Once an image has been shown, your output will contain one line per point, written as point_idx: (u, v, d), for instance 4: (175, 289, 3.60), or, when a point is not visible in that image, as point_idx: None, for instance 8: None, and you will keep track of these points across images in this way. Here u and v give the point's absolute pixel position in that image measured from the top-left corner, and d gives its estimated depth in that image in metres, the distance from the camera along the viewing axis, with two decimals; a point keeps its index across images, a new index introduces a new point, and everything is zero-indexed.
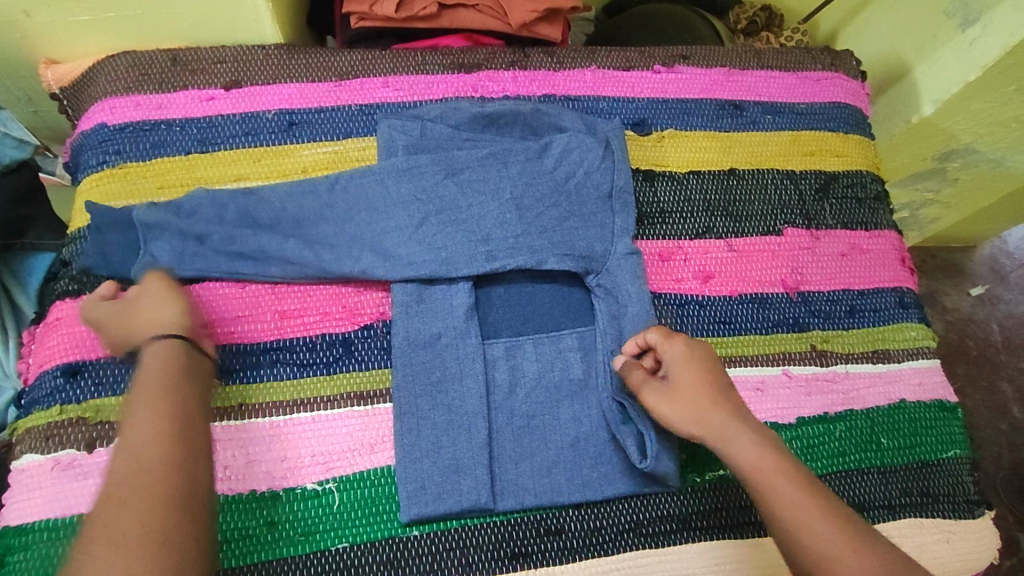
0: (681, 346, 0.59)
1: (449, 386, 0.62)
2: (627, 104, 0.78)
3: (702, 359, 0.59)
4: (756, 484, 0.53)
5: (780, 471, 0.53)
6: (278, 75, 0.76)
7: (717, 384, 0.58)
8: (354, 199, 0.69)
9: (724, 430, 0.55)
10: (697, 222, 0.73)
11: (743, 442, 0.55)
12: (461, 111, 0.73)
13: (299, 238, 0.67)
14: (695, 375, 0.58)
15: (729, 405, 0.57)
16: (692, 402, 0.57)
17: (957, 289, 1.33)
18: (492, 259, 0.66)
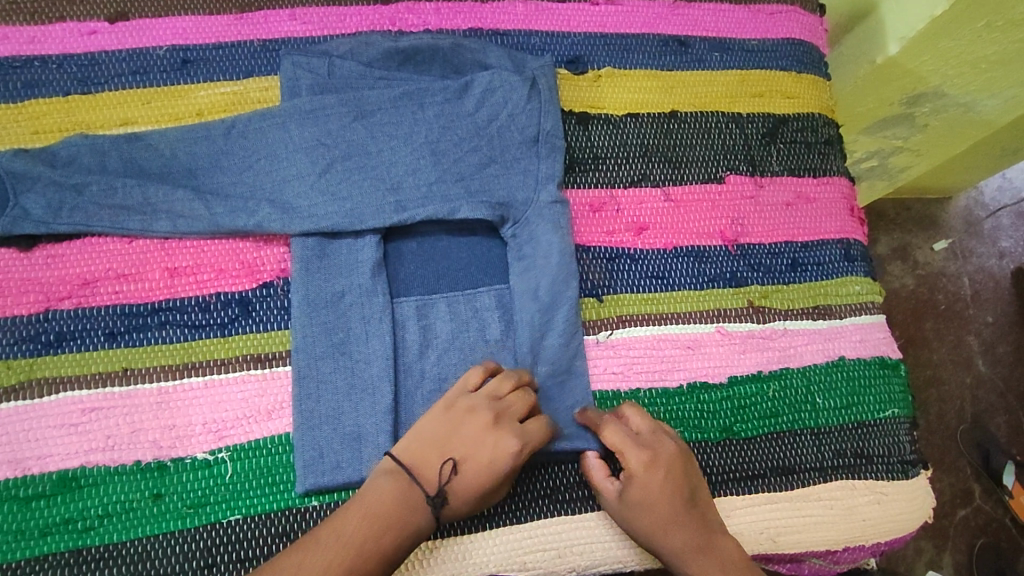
0: (642, 461, 0.56)
1: (353, 347, 0.58)
2: (562, 40, 0.71)
3: (665, 471, 0.56)
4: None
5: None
6: (171, 6, 0.68)
7: (675, 501, 0.55)
8: (253, 145, 0.63)
9: (674, 553, 0.55)
10: (633, 169, 0.68)
11: (693, 563, 0.55)
12: (374, 47, 0.66)
13: (190, 188, 0.61)
14: (650, 492, 0.55)
15: (680, 520, 0.55)
16: (644, 521, 0.55)
17: (927, 242, 1.30)
18: (402, 210, 0.61)
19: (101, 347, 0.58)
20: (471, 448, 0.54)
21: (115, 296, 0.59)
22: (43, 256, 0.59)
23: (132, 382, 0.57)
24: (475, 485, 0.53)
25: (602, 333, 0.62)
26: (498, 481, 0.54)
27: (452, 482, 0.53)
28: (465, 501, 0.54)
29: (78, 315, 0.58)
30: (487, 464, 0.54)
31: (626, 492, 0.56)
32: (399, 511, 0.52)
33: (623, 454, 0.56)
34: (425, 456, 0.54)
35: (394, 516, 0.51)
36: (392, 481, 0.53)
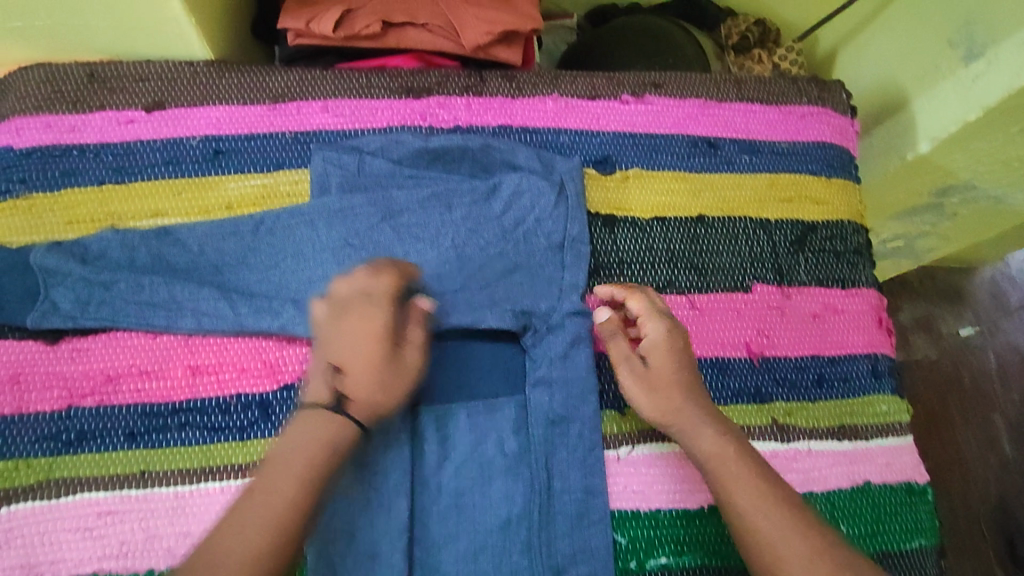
0: (664, 329, 0.60)
1: (371, 458, 0.58)
2: (590, 138, 0.72)
3: (684, 341, 0.60)
4: (714, 469, 0.55)
5: (736, 460, 0.55)
6: (206, 95, 0.69)
7: (690, 374, 0.59)
8: (280, 243, 0.64)
9: (692, 419, 0.57)
10: (659, 275, 0.68)
11: (708, 430, 0.56)
12: (404, 145, 0.67)
13: (217, 286, 0.62)
14: (670, 358, 0.59)
15: (697, 390, 0.59)
16: (668, 385, 0.58)
17: (953, 315, 1.27)
18: (426, 317, 0.61)
19: (121, 448, 0.58)
20: (347, 355, 0.56)
21: (137, 394, 0.59)
22: (68, 350, 0.60)
23: (149, 485, 0.57)
24: (366, 384, 0.55)
25: (622, 448, 0.62)
26: (378, 353, 0.56)
27: (344, 386, 0.55)
28: (359, 395, 0.55)
29: (100, 413, 0.58)
30: (367, 358, 0.55)
31: (649, 362, 0.59)
32: (321, 442, 0.53)
33: (643, 325, 0.60)
34: (312, 384, 0.55)
35: (319, 453, 0.52)
36: (318, 420, 0.53)
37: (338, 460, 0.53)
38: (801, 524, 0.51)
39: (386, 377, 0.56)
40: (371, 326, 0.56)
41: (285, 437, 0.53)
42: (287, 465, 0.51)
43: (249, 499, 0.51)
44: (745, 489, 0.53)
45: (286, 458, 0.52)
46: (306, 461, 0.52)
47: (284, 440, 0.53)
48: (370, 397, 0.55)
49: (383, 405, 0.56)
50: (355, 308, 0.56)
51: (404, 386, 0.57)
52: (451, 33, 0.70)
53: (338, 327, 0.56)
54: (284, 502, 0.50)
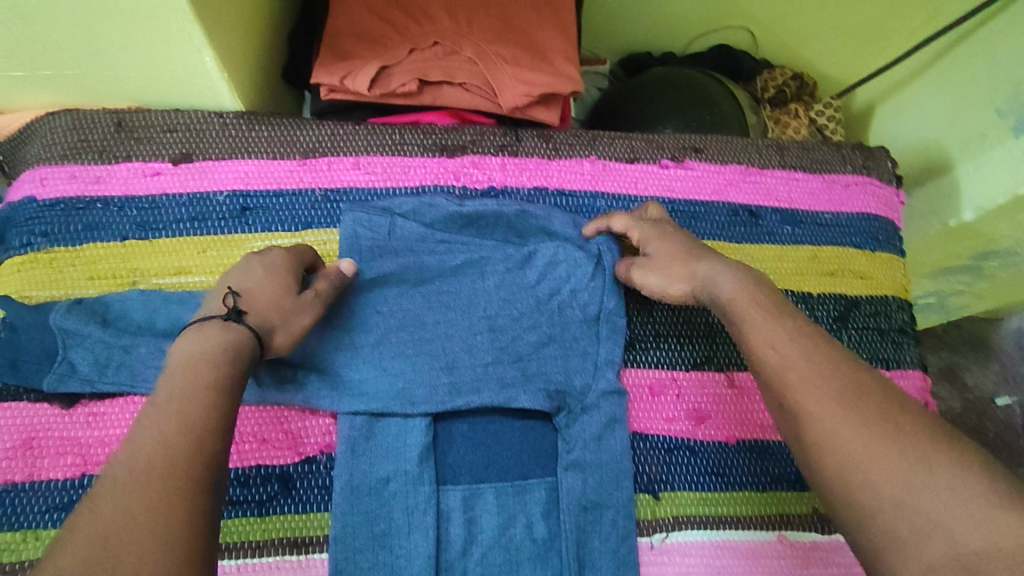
0: (654, 227, 0.61)
1: (394, 541, 0.56)
2: (629, 203, 0.71)
3: (678, 230, 0.61)
4: (737, 309, 0.51)
5: (756, 300, 0.51)
6: (235, 149, 0.67)
7: (692, 243, 0.59)
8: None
9: (703, 278, 0.55)
10: (697, 350, 0.66)
11: (726, 274, 0.54)
12: (437, 209, 0.65)
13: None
14: (670, 241, 0.60)
15: (700, 248, 0.58)
16: (674, 251, 0.58)
17: (981, 365, 1.22)
18: (456, 394, 0.59)
19: None
20: (250, 280, 0.54)
21: None
22: (84, 414, 0.58)
23: None
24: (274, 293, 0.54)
25: (656, 535, 0.59)
26: (285, 289, 0.55)
27: (241, 305, 0.52)
28: (264, 306, 0.53)
29: None
30: (275, 289, 0.54)
31: (652, 250, 0.60)
32: (208, 349, 0.47)
33: (632, 233, 0.63)
34: (204, 307, 0.52)
35: (214, 356, 0.47)
36: (222, 326, 0.49)
37: (235, 363, 0.48)
38: (920, 449, 0.40)
39: (281, 311, 0.54)
40: (277, 277, 0.55)
41: (181, 353, 0.47)
42: (183, 375, 0.46)
43: (140, 433, 0.42)
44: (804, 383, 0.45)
45: (180, 371, 0.46)
46: (209, 364, 0.47)
47: (175, 359, 0.47)
48: (275, 322, 0.53)
49: (274, 331, 0.53)
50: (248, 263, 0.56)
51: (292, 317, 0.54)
52: (488, 92, 0.68)
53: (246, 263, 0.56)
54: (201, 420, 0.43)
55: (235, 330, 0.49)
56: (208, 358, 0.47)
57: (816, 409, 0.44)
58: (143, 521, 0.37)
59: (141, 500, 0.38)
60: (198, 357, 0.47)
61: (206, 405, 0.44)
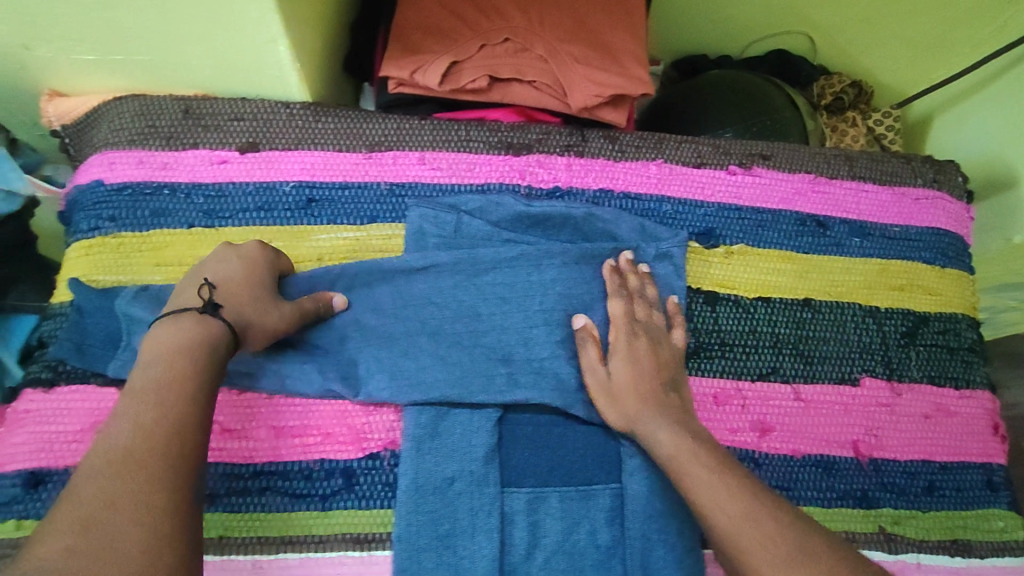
0: (627, 338, 0.62)
1: (458, 542, 0.56)
2: (695, 209, 0.70)
3: (652, 348, 0.62)
4: (671, 468, 0.54)
5: (696, 458, 0.54)
6: (302, 139, 0.66)
7: (651, 388, 0.60)
8: (356, 300, 0.62)
9: (652, 435, 0.57)
10: (763, 360, 0.66)
11: (665, 431, 0.56)
12: (504, 208, 0.65)
13: (291, 344, 0.60)
14: (631, 371, 0.60)
15: (658, 397, 0.59)
16: (629, 392, 0.60)
17: None
18: (513, 385, 0.60)
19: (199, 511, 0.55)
20: (221, 274, 0.54)
21: (218, 453, 0.57)
22: None
23: (225, 552, 0.55)
24: (244, 286, 0.54)
25: None
26: (258, 280, 0.55)
27: (217, 298, 0.52)
28: (239, 300, 0.53)
29: None
30: (244, 280, 0.55)
31: (611, 371, 0.61)
32: (181, 338, 0.48)
33: (613, 336, 0.62)
34: (180, 299, 0.52)
35: (186, 345, 0.48)
36: (197, 318, 0.50)
37: (210, 351, 0.49)
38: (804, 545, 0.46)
39: (256, 304, 0.54)
40: (250, 269, 0.56)
41: (156, 341, 0.49)
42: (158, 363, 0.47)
43: (121, 425, 0.43)
44: (705, 492, 0.51)
45: (157, 358, 0.47)
46: (184, 352, 0.48)
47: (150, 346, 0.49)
48: (249, 313, 0.53)
49: (252, 325, 0.53)
50: (219, 257, 0.56)
51: (268, 309, 0.55)
52: (557, 91, 0.68)
53: (217, 256, 0.56)
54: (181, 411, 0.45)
55: (204, 322, 0.50)
56: (184, 347, 0.48)
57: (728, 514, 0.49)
58: (128, 505, 0.39)
59: (130, 486, 0.40)
60: (167, 344, 0.48)
61: (184, 394, 0.46)
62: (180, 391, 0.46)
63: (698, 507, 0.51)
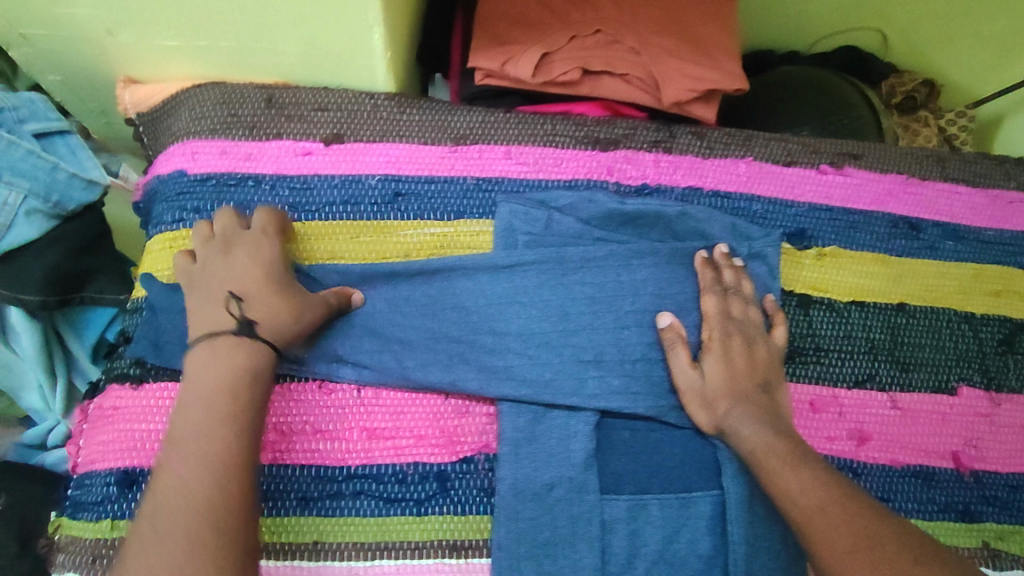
0: (722, 336, 0.59)
1: (559, 550, 0.55)
2: (785, 209, 0.68)
3: (751, 347, 0.59)
4: (755, 463, 0.55)
5: (777, 450, 0.55)
6: (386, 131, 0.65)
7: (748, 386, 0.58)
8: (438, 292, 0.59)
9: (744, 429, 0.56)
10: (859, 367, 0.64)
11: (752, 426, 0.56)
12: (596, 205, 0.63)
13: (373, 334, 0.58)
14: (723, 371, 0.58)
15: (752, 395, 0.58)
16: (724, 391, 0.58)
17: None
18: (595, 388, 0.57)
19: (294, 513, 0.55)
20: (243, 279, 0.53)
21: (310, 455, 0.56)
22: None
23: (321, 557, 0.54)
24: (263, 288, 0.53)
25: None
26: (275, 277, 0.54)
27: (246, 312, 0.52)
28: (263, 307, 0.52)
29: (273, 473, 0.55)
30: (263, 280, 0.53)
31: (706, 370, 0.58)
32: (218, 370, 0.50)
33: (705, 329, 0.60)
34: (209, 315, 0.52)
35: (231, 380, 0.49)
36: (232, 342, 0.51)
37: (253, 384, 0.50)
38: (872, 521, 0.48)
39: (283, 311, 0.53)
40: (266, 264, 0.54)
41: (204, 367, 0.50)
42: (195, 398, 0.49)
43: (172, 471, 0.46)
44: (789, 481, 0.52)
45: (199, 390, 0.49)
46: (219, 385, 0.49)
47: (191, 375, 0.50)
48: (276, 319, 0.52)
49: (287, 332, 0.53)
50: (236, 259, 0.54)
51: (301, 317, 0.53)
52: (649, 85, 0.65)
53: (231, 259, 0.54)
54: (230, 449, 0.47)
55: (240, 345, 0.50)
56: (218, 379, 0.49)
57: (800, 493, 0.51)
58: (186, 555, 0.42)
59: (182, 539, 0.43)
60: (196, 381, 0.49)
61: (220, 431, 0.47)
62: (215, 428, 0.47)
63: (777, 492, 0.52)
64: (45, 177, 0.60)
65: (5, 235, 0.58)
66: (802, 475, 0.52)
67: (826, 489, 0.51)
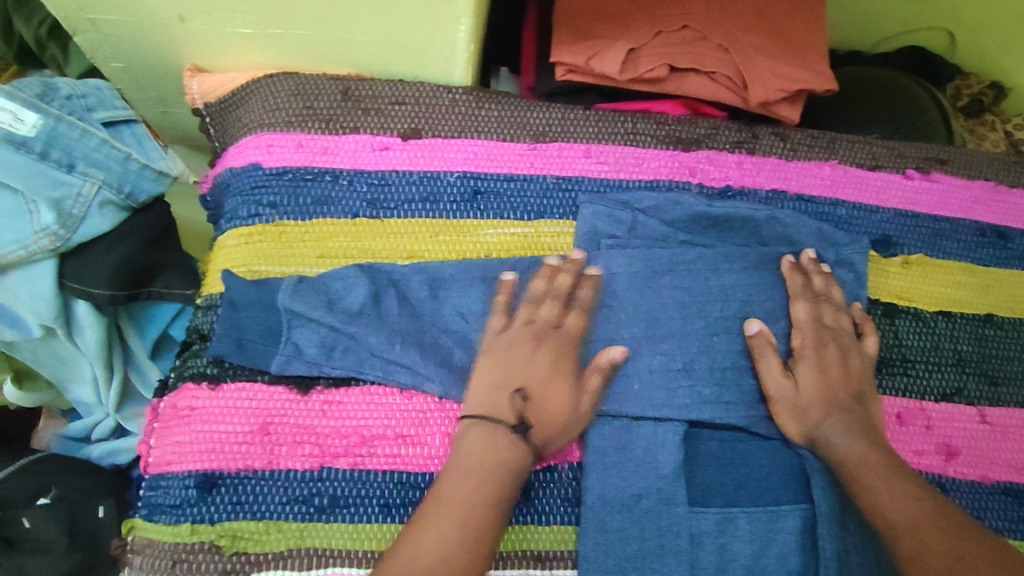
0: (814, 345, 0.58)
1: (647, 563, 0.53)
2: (870, 215, 0.66)
3: (845, 355, 0.58)
4: (845, 472, 0.53)
5: (873, 462, 0.53)
6: (465, 127, 0.63)
7: (843, 396, 0.57)
8: (526, 294, 0.58)
9: (840, 437, 0.55)
10: (946, 380, 0.62)
11: (843, 435, 0.55)
12: (683, 207, 0.61)
13: (465, 346, 0.57)
14: (814, 381, 0.57)
15: (846, 404, 0.57)
16: (816, 400, 0.57)
17: None
18: (690, 401, 0.56)
19: (375, 521, 0.53)
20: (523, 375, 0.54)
21: (392, 460, 0.54)
22: (321, 402, 0.55)
23: None
24: (561, 391, 0.54)
25: None
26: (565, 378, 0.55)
27: (529, 412, 0.53)
28: (540, 403, 0.53)
29: (355, 478, 0.54)
30: (552, 373, 0.54)
31: (800, 380, 0.57)
32: (498, 460, 0.51)
33: (795, 335, 0.59)
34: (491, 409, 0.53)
35: (494, 467, 0.50)
36: (480, 432, 0.52)
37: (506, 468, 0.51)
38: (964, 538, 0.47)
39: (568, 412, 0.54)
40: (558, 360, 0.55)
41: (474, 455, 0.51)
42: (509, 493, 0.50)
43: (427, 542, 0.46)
44: (884, 494, 0.51)
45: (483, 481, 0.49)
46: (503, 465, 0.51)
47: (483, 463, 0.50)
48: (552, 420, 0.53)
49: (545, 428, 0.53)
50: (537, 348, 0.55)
51: (566, 428, 0.54)
52: (736, 83, 0.63)
53: (535, 359, 0.54)
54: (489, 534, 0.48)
55: (484, 435, 0.52)
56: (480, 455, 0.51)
57: (891, 505, 0.50)
58: None
59: None
60: (478, 457, 0.51)
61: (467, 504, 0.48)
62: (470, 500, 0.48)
63: (866, 504, 0.51)
64: (117, 168, 0.58)
65: (79, 226, 0.56)
66: (894, 488, 0.51)
67: (920, 505, 0.49)
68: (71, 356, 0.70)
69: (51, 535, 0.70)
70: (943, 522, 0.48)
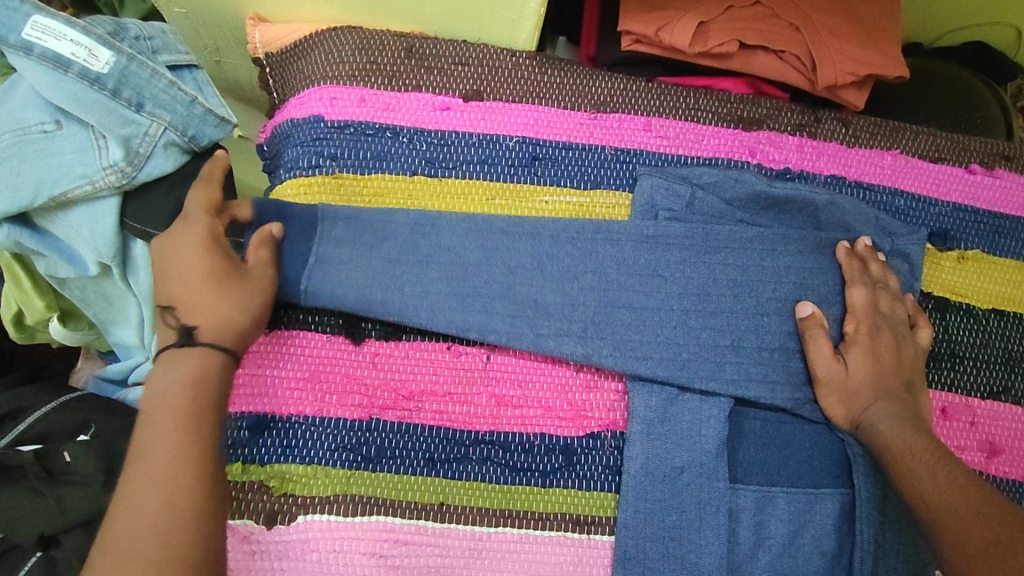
0: (865, 331, 0.58)
1: (685, 534, 0.54)
2: (930, 207, 0.65)
3: (897, 343, 0.58)
4: (886, 454, 0.53)
5: (916, 445, 0.52)
6: (527, 92, 0.63)
7: (893, 383, 0.57)
8: (584, 258, 0.57)
9: (886, 421, 0.54)
10: (995, 378, 0.62)
11: (889, 419, 0.54)
12: (744, 185, 0.60)
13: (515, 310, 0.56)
14: (862, 366, 0.57)
15: (895, 390, 0.56)
16: (866, 385, 0.56)
17: None
18: (737, 377, 0.56)
19: (419, 473, 0.53)
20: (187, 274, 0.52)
21: (439, 416, 0.55)
22: (370, 354, 0.56)
23: (447, 520, 0.53)
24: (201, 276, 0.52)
25: None
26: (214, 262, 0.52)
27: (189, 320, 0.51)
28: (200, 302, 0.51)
29: (402, 430, 0.54)
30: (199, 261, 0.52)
31: (849, 366, 0.57)
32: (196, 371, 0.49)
33: (850, 320, 0.59)
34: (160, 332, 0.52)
35: (191, 378, 0.49)
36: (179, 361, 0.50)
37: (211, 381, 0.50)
38: (995, 518, 0.45)
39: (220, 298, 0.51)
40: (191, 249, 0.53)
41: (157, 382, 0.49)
42: (171, 406, 0.48)
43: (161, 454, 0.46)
44: (925, 475, 0.50)
45: (176, 393, 0.48)
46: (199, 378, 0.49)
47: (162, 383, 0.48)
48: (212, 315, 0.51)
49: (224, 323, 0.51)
50: (174, 238, 0.54)
51: (221, 295, 0.51)
52: (806, 65, 0.62)
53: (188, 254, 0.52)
54: (170, 452, 0.46)
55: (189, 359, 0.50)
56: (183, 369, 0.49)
57: (932, 487, 0.49)
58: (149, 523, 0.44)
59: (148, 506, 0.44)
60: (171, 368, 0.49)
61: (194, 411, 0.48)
62: (180, 411, 0.47)
63: (909, 489, 0.50)
64: (182, 111, 0.58)
65: (144, 165, 0.57)
66: (939, 476, 0.49)
67: (965, 493, 0.47)
68: (119, 297, 0.68)
69: (87, 470, 0.68)
70: (971, 501, 0.47)
